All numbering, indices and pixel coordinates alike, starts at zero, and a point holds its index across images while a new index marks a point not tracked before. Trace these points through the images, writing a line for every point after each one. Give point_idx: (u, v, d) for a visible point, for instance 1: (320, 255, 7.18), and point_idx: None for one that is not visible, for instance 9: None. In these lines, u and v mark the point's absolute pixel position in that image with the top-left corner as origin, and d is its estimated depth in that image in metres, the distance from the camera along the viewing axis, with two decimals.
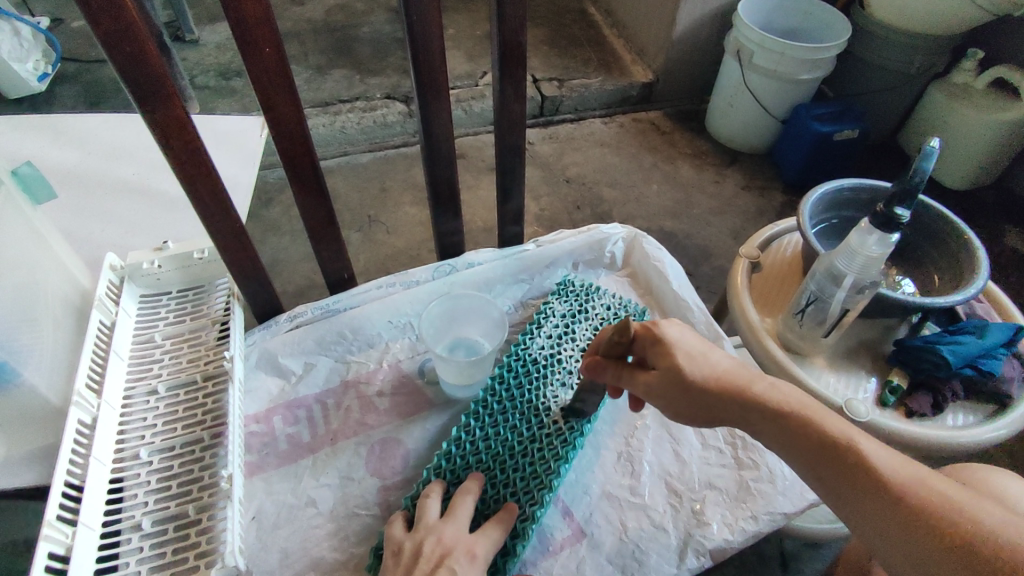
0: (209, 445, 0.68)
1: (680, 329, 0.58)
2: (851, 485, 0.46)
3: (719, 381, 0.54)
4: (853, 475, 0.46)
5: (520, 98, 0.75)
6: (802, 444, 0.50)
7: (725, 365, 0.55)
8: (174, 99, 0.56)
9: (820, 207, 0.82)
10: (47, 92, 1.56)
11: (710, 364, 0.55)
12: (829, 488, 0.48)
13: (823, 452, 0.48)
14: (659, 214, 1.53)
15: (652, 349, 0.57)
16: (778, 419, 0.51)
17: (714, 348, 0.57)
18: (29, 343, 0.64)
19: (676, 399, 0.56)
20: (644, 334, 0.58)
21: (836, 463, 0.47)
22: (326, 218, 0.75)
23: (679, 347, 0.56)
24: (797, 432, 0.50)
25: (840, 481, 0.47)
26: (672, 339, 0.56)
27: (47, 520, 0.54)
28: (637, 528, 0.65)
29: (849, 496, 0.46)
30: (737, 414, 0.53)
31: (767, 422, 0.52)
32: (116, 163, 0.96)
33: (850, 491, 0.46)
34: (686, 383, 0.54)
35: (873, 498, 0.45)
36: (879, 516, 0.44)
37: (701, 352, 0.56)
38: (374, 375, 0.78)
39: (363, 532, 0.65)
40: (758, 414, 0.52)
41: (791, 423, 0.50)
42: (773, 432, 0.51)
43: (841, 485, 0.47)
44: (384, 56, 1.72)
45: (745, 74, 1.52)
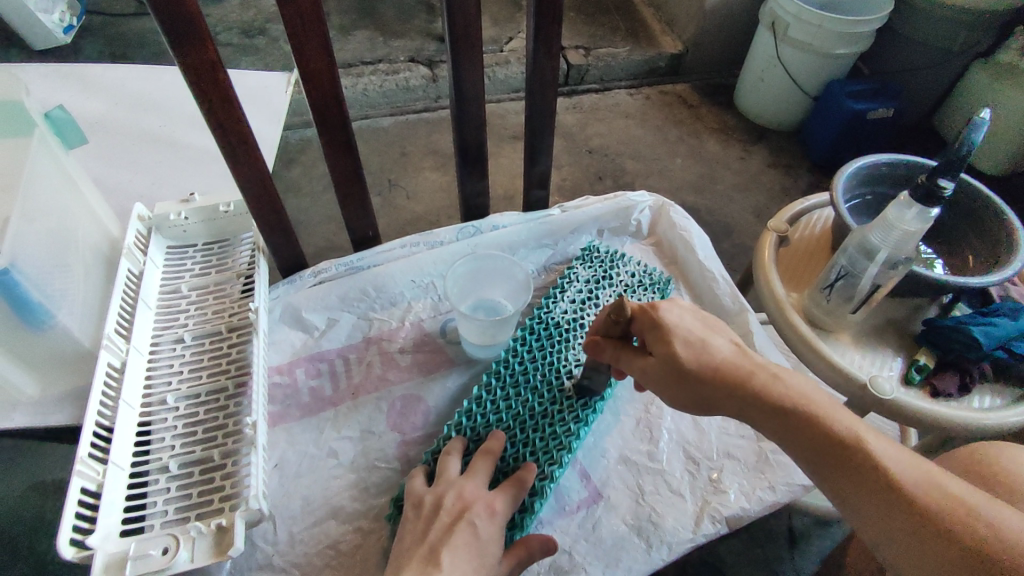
0: (233, 394, 0.69)
1: (679, 311, 0.56)
2: (862, 486, 0.45)
3: (722, 367, 0.53)
4: (863, 475, 0.45)
5: (553, 58, 0.73)
6: (809, 441, 0.48)
7: (727, 351, 0.54)
8: (208, 42, 0.55)
9: (854, 181, 0.80)
10: (73, 44, 1.56)
11: (710, 351, 0.53)
12: (838, 491, 0.46)
13: (830, 450, 0.47)
14: (683, 188, 1.51)
15: (652, 333, 0.55)
16: (784, 412, 0.50)
17: (713, 331, 0.56)
18: (61, 288, 0.64)
19: (674, 386, 0.54)
20: (643, 312, 0.56)
21: (843, 464, 0.46)
22: (353, 173, 0.75)
23: (681, 328, 0.55)
24: (805, 428, 0.48)
25: (851, 483, 0.45)
26: (674, 318, 0.55)
27: (80, 457, 0.56)
28: (653, 493, 0.66)
29: (860, 498, 0.45)
30: (738, 409, 0.52)
31: (770, 418, 0.50)
32: (143, 114, 0.96)
33: (858, 493, 0.45)
34: (685, 370, 0.53)
35: (882, 502, 0.44)
36: (891, 521, 0.43)
37: (702, 336, 0.55)
38: (396, 333, 0.79)
39: (383, 484, 0.66)
40: (761, 408, 0.51)
41: (797, 421, 0.49)
42: (778, 428, 0.50)
43: (853, 490, 0.45)
44: (408, 18, 1.69)
45: (779, 46, 1.47)
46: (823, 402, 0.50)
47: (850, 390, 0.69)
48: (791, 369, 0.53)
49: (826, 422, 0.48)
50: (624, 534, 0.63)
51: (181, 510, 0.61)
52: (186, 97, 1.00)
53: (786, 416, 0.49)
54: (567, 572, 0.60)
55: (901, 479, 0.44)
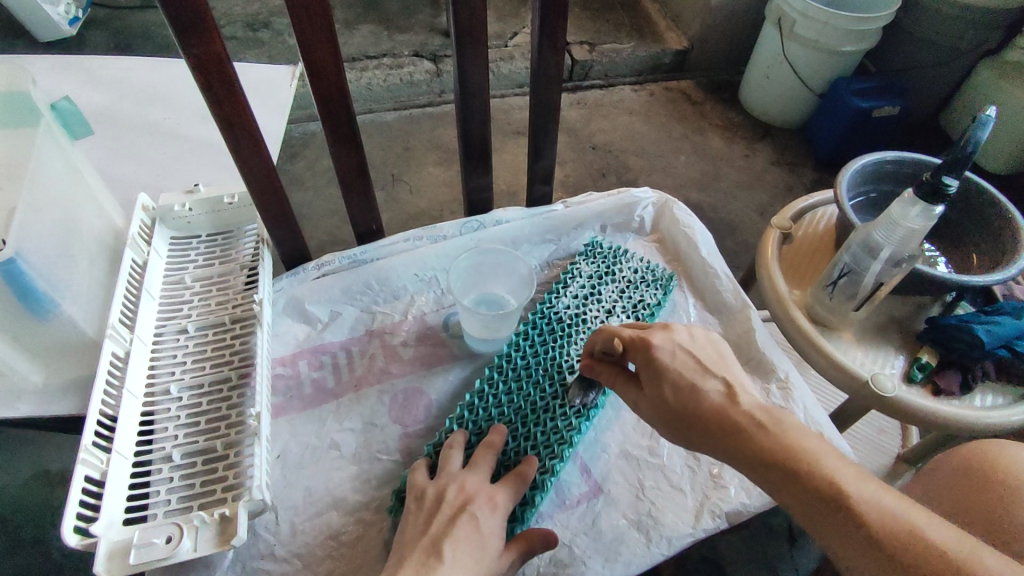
0: (236, 384, 0.69)
1: (676, 348, 0.57)
2: (852, 542, 0.43)
3: (708, 412, 0.51)
4: (852, 532, 0.43)
5: (558, 52, 0.73)
6: (796, 494, 0.46)
7: (715, 395, 0.52)
8: (213, 33, 0.55)
9: (859, 179, 0.80)
10: (78, 36, 1.56)
11: (697, 395, 0.52)
12: (830, 546, 0.45)
13: (818, 505, 0.45)
14: (686, 185, 1.51)
15: (644, 367, 0.57)
16: (769, 462, 0.48)
17: (704, 372, 0.54)
18: (66, 278, 0.65)
19: (663, 427, 0.54)
20: (639, 349, 0.58)
21: (831, 516, 0.44)
22: (357, 167, 0.75)
23: (673, 367, 0.55)
24: (791, 478, 0.46)
25: (841, 540, 0.44)
26: (667, 360, 0.56)
27: (84, 446, 0.56)
28: (654, 488, 0.66)
29: (850, 554, 0.43)
30: (725, 455, 0.50)
31: (758, 468, 0.49)
32: (148, 106, 0.96)
33: (848, 550, 0.43)
34: (675, 412, 0.53)
35: (872, 558, 0.42)
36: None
37: (692, 377, 0.54)
38: (399, 326, 0.79)
39: (384, 476, 0.67)
40: (748, 457, 0.49)
41: (785, 471, 0.47)
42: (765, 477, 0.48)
43: (844, 546, 0.43)
44: (412, 12, 1.68)
45: (785, 44, 1.47)
46: (812, 448, 0.47)
47: (852, 387, 0.69)
48: (778, 412, 0.51)
49: (814, 475, 0.46)
50: (624, 529, 0.63)
51: (184, 499, 0.61)
52: (190, 90, 1.00)
53: (772, 468, 0.47)
54: (567, 565, 0.60)
55: (894, 536, 0.42)
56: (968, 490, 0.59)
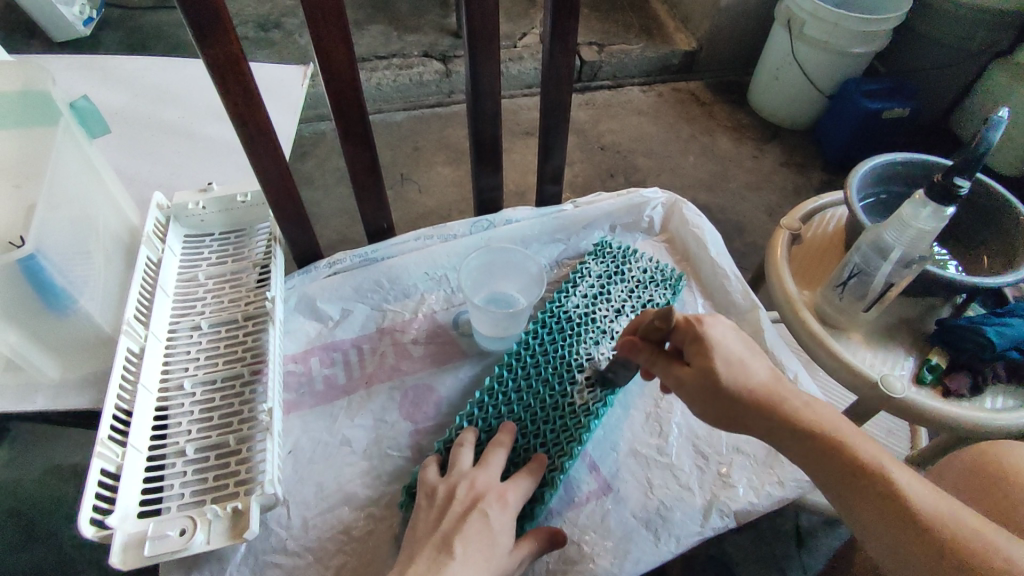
0: (248, 380, 0.70)
1: (724, 330, 0.55)
2: (888, 519, 0.46)
3: (757, 390, 0.52)
4: (888, 512, 0.46)
5: (568, 53, 0.73)
6: (837, 471, 0.49)
7: (765, 377, 0.53)
8: (231, 34, 0.56)
9: (869, 180, 0.80)
10: (92, 36, 1.57)
11: (748, 372, 0.53)
12: (860, 521, 0.48)
13: (857, 483, 0.47)
14: (694, 186, 1.51)
15: (691, 345, 0.54)
16: (815, 440, 0.50)
17: (754, 353, 0.55)
18: (84, 274, 0.66)
19: (707, 401, 0.53)
20: (686, 327, 0.55)
21: (869, 495, 0.47)
22: (369, 166, 0.75)
23: (723, 351, 0.53)
24: (834, 457, 0.49)
25: (877, 518, 0.46)
26: (716, 344, 0.53)
27: (100, 438, 0.58)
28: (662, 486, 0.66)
29: (884, 530, 0.46)
30: (767, 430, 0.52)
31: (801, 444, 0.51)
32: (162, 105, 0.98)
33: (885, 528, 0.46)
34: (722, 387, 0.52)
35: (907, 536, 0.45)
36: (917, 557, 0.44)
37: (742, 357, 0.54)
38: (409, 324, 0.79)
39: (395, 472, 0.67)
40: (792, 433, 0.51)
41: (826, 450, 0.49)
42: (806, 452, 0.50)
43: (880, 522, 0.46)
44: (422, 13, 1.69)
45: (794, 45, 1.47)
46: (852, 432, 0.50)
47: (862, 388, 0.69)
48: (821, 400, 0.53)
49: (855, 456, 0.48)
50: (633, 527, 0.63)
51: (197, 493, 0.62)
52: (203, 89, 1.01)
53: (817, 445, 0.50)
54: (576, 562, 0.61)
55: (926, 515, 0.45)
56: (978, 491, 0.59)
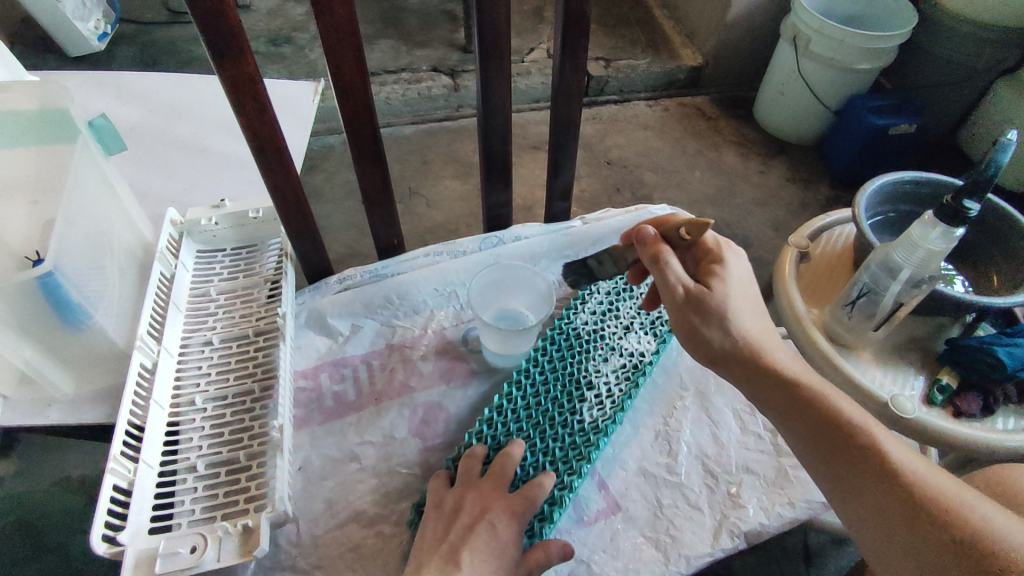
0: (259, 396, 0.70)
1: (742, 273, 0.59)
2: (860, 462, 0.48)
3: (751, 333, 0.56)
4: (863, 464, 0.48)
5: (578, 72, 0.74)
6: (813, 416, 0.52)
7: (761, 327, 0.57)
8: (247, 56, 0.57)
9: (877, 199, 0.80)
10: (106, 51, 1.60)
11: (749, 315, 0.57)
12: (831, 463, 0.50)
13: (833, 428, 0.50)
14: (701, 201, 1.51)
15: (707, 272, 0.58)
16: (799, 388, 0.53)
17: (758, 305, 0.59)
18: (99, 290, 0.66)
19: (705, 327, 0.56)
20: (705, 252, 0.59)
21: (846, 440, 0.49)
22: (379, 183, 0.76)
23: (735, 287, 0.57)
24: (812, 403, 0.52)
25: (849, 460, 0.49)
26: (732, 278, 0.57)
27: (113, 454, 0.58)
28: (672, 506, 0.66)
29: (855, 473, 0.48)
30: (753, 372, 0.55)
31: (782, 390, 0.54)
32: (176, 121, 0.99)
33: (856, 470, 0.48)
34: (723, 316, 0.56)
35: (876, 477, 0.47)
36: (884, 499, 0.46)
37: (747, 300, 0.57)
38: (419, 341, 0.80)
39: (403, 489, 0.67)
40: (775, 379, 0.54)
41: (807, 398, 0.52)
42: (785, 398, 0.53)
43: (852, 467, 0.48)
44: (432, 28, 1.71)
45: (799, 60, 1.47)
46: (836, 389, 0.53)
47: (872, 408, 0.69)
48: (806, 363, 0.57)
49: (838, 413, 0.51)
50: (642, 547, 0.63)
51: (208, 509, 0.62)
52: (216, 105, 1.03)
53: (799, 391, 0.53)
54: None
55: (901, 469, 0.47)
56: None
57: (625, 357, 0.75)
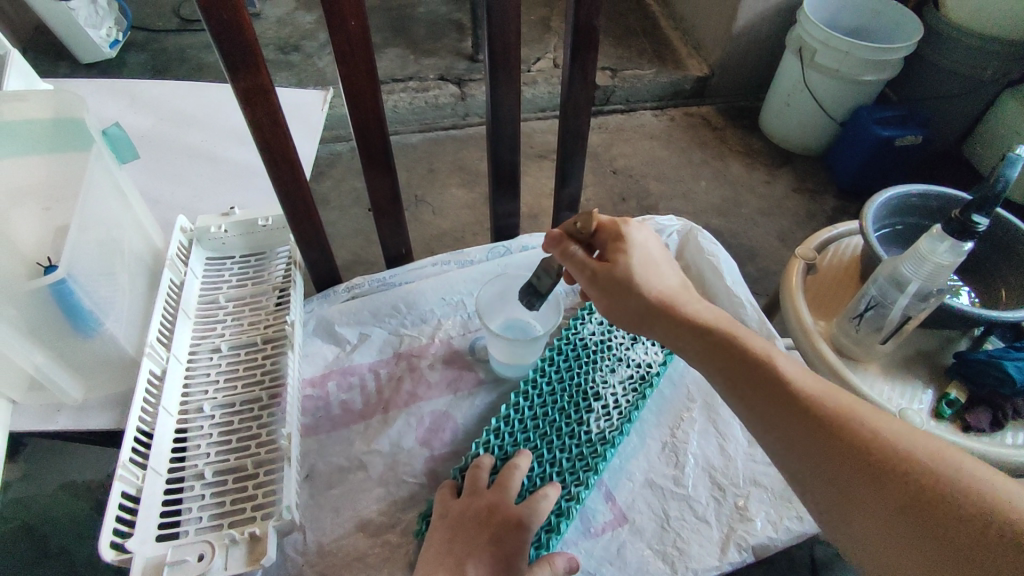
0: (266, 404, 0.70)
1: (646, 239, 0.61)
2: (776, 399, 0.49)
3: (662, 291, 0.57)
4: (795, 412, 0.47)
5: (587, 84, 0.75)
6: (729, 361, 0.52)
7: (672, 283, 0.58)
8: (261, 67, 0.58)
9: (884, 212, 0.80)
10: (118, 58, 1.61)
11: (657, 276, 0.58)
12: (750, 404, 0.50)
13: (747, 369, 0.51)
14: (706, 211, 1.51)
15: (614, 247, 0.59)
16: (713, 335, 0.54)
17: (666, 266, 0.60)
18: (110, 296, 0.67)
19: (619, 297, 0.58)
20: (608, 230, 0.61)
21: (760, 379, 0.50)
22: (389, 193, 0.77)
23: (639, 255, 0.59)
24: (727, 348, 0.53)
25: (765, 399, 0.49)
26: (636, 246, 0.59)
27: (122, 461, 0.58)
28: (679, 518, 0.65)
29: (773, 411, 0.49)
30: (668, 328, 0.56)
31: (699, 340, 0.54)
32: (187, 128, 1.00)
33: (773, 407, 0.49)
34: (634, 282, 0.57)
35: (791, 412, 0.47)
36: (800, 431, 0.47)
37: (655, 263, 0.59)
38: (426, 349, 0.80)
39: (410, 498, 0.67)
40: (690, 329, 0.55)
41: (722, 343, 0.53)
42: (702, 348, 0.54)
43: (768, 405, 0.49)
44: (439, 37, 1.73)
45: (805, 72, 1.48)
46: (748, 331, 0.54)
47: None
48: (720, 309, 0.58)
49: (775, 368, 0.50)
50: (649, 560, 0.62)
51: (215, 517, 0.62)
52: (226, 113, 1.03)
53: (714, 338, 0.53)
54: None
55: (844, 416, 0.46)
56: None
57: (632, 368, 0.75)
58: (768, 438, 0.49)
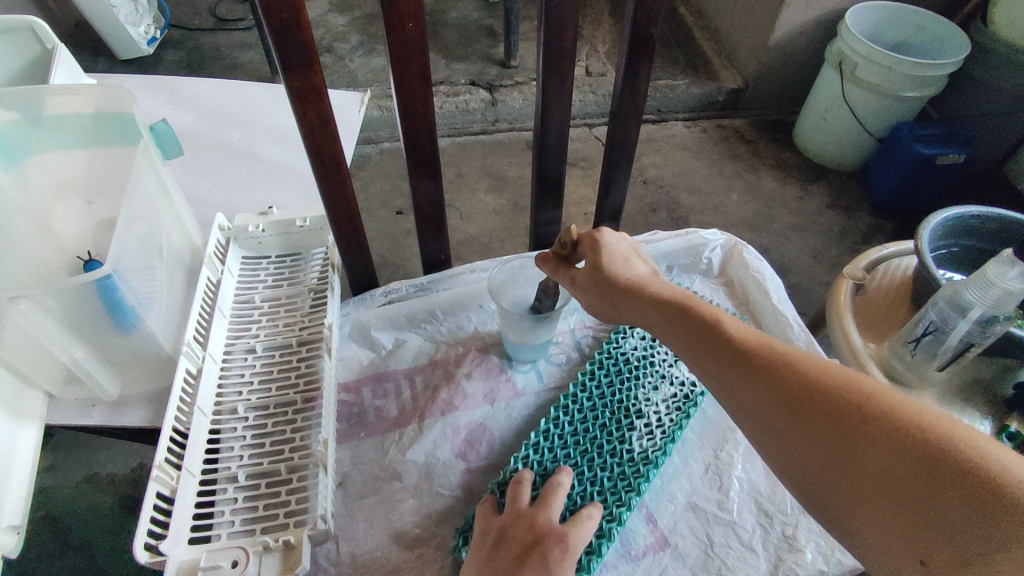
0: (301, 408, 0.69)
1: (620, 238, 0.63)
2: (722, 358, 0.48)
3: (629, 277, 0.59)
4: (740, 368, 0.47)
5: (640, 93, 0.73)
6: (683, 329, 0.53)
7: (643, 272, 0.61)
8: (316, 67, 0.57)
9: (940, 233, 0.77)
10: (154, 55, 1.63)
11: (628, 267, 0.61)
12: (702, 367, 0.50)
13: (698, 332, 0.51)
14: (738, 224, 1.48)
15: (590, 248, 0.62)
16: (669, 306, 0.54)
17: (638, 259, 0.63)
18: (150, 292, 0.66)
19: (598, 293, 0.61)
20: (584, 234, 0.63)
21: (710, 340, 0.50)
22: (431, 197, 0.76)
23: (610, 251, 0.61)
24: (681, 316, 0.53)
25: (713, 359, 0.49)
26: (607, 244, 0.62)
27: (158, 462, 0.57)
28: (724, 545, 0.63)
29: (722, 371, 0.48)
30: (634, 309, 0.57)
31: (658, 313, 0.55)
32: (225, 126, 1.00)
33: (721, 368, 0.48)
34: (607, 275, 0.60)
35: (737, 369, 0.47)
36: (747, 386, 0.46)
37: (627, 257, 0.62)
38: (463, 358, 0.79)
39: (445, 511, 0.65)
40: (650, 306, 0.56)
41: (678, 312, 0.54)
42: (661, 321, 0.55)
43: (719, 366, 0.49)
44: (470, 42, 1.72)
45: (845, 86, 1.45)
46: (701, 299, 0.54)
47: None
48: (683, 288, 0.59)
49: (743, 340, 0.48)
50: None
51: (247, 522, 0.61)
52: (264, 113, 1.03)
53: (669, 309, 0.54)
54: None
55: (817, 384, 0.43)
56: None
57: (675, 386, 0.73)
58: (728, 404, 0.48)
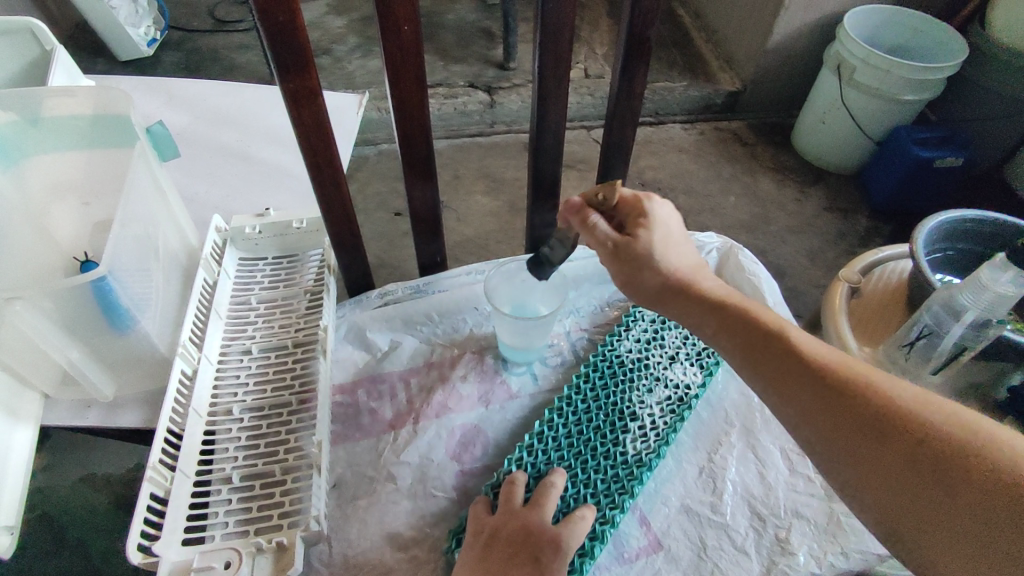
0: (295, 409, 0.69)
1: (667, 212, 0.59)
2: (772, 355, 0.50)
3: (676, 264, 0.57)
4: (789, 365, 0.48)
5: (635, 95, 0.73)
6: (731, 325, 0.53)
7: (688, 259, 0.59)
8: (311, 70, 0.57)
9: (935, 236, 0.77)
10: (153, 57, 1.63)
11: (674, 249, 0.58)
12: (748, 362, 0.51)
13: (746, 330, 0.52)
14: (735, 226, 1.49)
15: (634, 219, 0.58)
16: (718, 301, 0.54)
17: (684, 242, 0.60)
18: (146, 293, 0.66)
19: (637, 270, 0.57)
20: (628, 202, 0.59)
21: (758, 339, 0.51)
22: (427, 199, 0.76)
23: (658, 231, 0.57)
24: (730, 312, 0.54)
25: (762, 355, 0.50)
26: (657, 221, 0.57)
27: (152, 463, 0.57)
28: (716, 548, 0.63)
29: (769, 366, 0.50)
30: (677, 298, 0.56)
31: (705, 306, 0.55)
32: (223, 127, 1.00)
33: (769, 363, 0.50)
34: (651, 255, 0.56)
35: (786, 366, 0.49)
36: (795, 382, 0.48)
37: (674, 239, 0.59)
38: (458, 360, 0.79)
39: (439, 513, 0.65)
40: (696, 299, 0.55)
41: (726, 309, 0.54)
42: (707, 313, 0.55)
43: (767, 362, 0.50)
44: (468, 44, 1.73)
45: (843, 89, 1.45)
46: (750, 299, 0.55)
47: None
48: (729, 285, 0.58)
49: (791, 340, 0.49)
50: None
51: (241, 523, 0.61)
52: (262, 114, 1.04)
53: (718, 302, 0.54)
54: None
55: (865, 386, 0.45)
56: None
57: (670, 388, 0.73)
58: (771, 397, 0.50)
